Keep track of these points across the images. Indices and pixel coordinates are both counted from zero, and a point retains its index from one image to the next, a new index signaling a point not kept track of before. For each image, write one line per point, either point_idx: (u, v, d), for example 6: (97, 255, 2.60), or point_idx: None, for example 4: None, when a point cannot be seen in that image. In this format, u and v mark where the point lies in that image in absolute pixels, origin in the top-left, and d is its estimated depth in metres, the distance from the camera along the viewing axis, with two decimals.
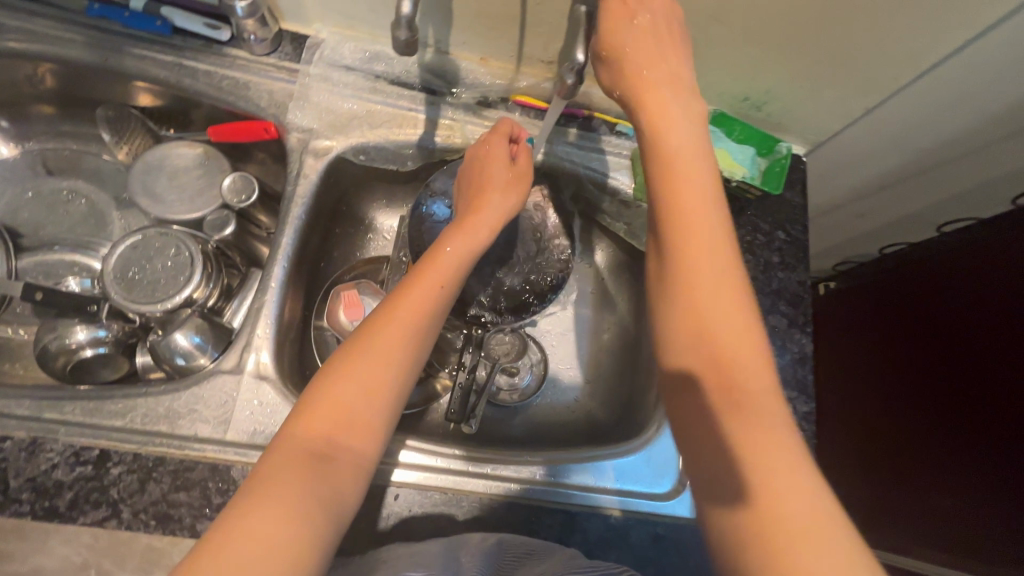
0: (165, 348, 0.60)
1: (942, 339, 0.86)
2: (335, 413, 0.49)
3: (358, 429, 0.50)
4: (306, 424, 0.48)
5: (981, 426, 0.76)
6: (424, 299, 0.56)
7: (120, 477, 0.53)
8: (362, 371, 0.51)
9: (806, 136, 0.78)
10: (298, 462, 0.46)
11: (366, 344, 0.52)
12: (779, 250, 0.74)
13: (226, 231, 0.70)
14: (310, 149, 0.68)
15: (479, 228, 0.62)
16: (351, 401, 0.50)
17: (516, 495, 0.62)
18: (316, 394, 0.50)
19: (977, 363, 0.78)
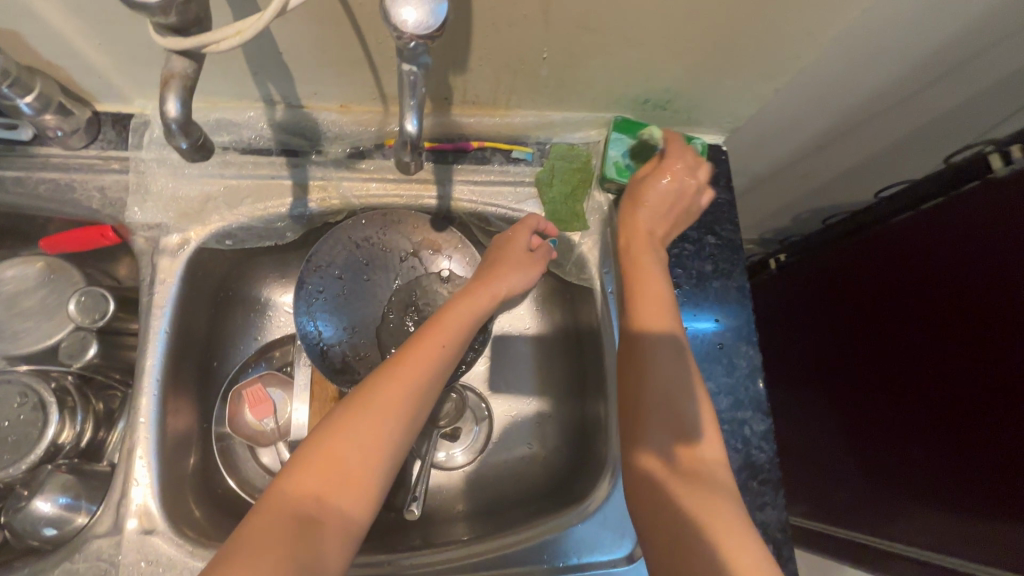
0: (25, 520, 0.50)
1: (890, 307, 0.83)
2: (330, 470, 0.43)
3: (350, 490, 0.43)
4: (295, 483, 0.42)
5: (950, 392, 0.74)
6: (430, 353, 0.50)
7: None
8: (360, 425, 0.45)
9: (721, 124, 0.71)
10: (283, 526, 0.40)
11: (370, 398, 0.46)
12: (710, 257, 0.68)
13: (90, 353, 0.60)
14: (163, 249, 0.59)
15: (480, 295, 0.56)
16: (346, 458, 0.44)
17: None
18: (314, 441, 0.45)
19: (932, 328, 0.76)
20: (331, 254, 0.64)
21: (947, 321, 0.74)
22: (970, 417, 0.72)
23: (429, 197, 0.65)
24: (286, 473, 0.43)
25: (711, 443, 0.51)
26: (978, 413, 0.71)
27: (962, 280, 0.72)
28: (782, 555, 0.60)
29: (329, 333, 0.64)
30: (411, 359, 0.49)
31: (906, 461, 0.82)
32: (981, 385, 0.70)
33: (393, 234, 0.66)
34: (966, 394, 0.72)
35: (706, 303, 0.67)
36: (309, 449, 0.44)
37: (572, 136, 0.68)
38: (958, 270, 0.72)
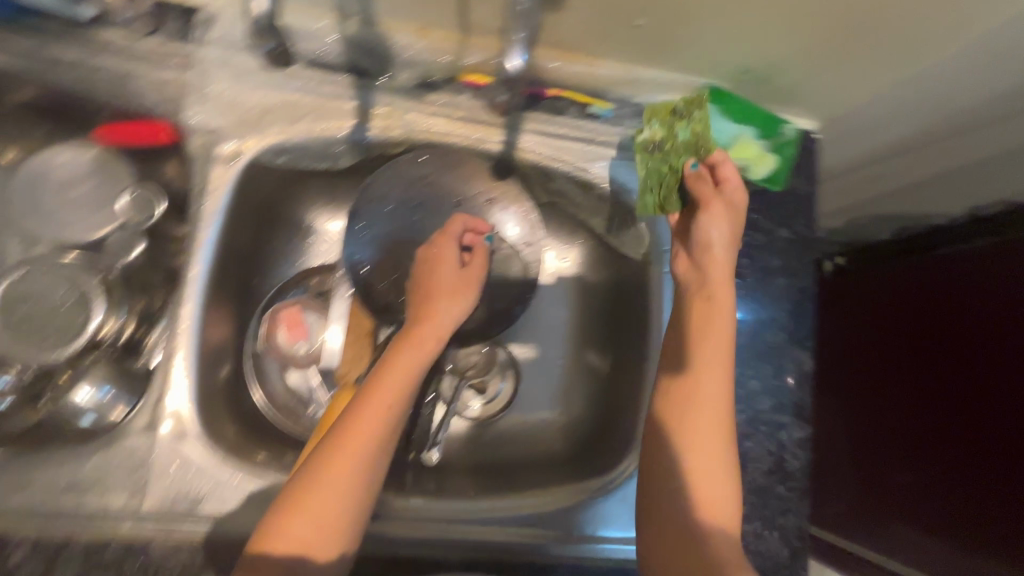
0: (68, 404, 0.53)
1: (887, 321, 0.72)
2: (326, 483, 0.46)
3: (330, 533, 0.45)
4: (280, 527, 0.45)
5: (990, 445, 0.58)
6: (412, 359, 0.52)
7: (22, 564, 0.47)
8: (336, 466, 0.46)
9: (819, 109, 0.65)
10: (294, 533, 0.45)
11: (341, 436, 0.47)
12: (780, 252, 0.64)
13: (134, 253, 0.60)
14: (216, 156, 0.57)
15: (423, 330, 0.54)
16: (326, 501, 0.46)
17: (449, 547, 0.58)
18: (283, 505, 0.46)
19: (915, 341, 0.68)
20: (384, 190, 0.63)
21: (927, 332, 0.66)
22: (926, 439, 0.65)
23: (493, 142, 0.61)
24: (270, 516, 0.46)
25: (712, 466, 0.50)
26: (949, 443, 0.62)
27: (968, 293, 0.61)
28: (796, 561, 0.60)
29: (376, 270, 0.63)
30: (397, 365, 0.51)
31: (870, 497, 0.71)
32: (951, 408, 0.62)
33: (450, 176, 0.64)
34: (987, 441, 0.58)
35: (767, 301, 0.63)
36: (288, 493, 0.46)
37: (655, 98, 0.62)
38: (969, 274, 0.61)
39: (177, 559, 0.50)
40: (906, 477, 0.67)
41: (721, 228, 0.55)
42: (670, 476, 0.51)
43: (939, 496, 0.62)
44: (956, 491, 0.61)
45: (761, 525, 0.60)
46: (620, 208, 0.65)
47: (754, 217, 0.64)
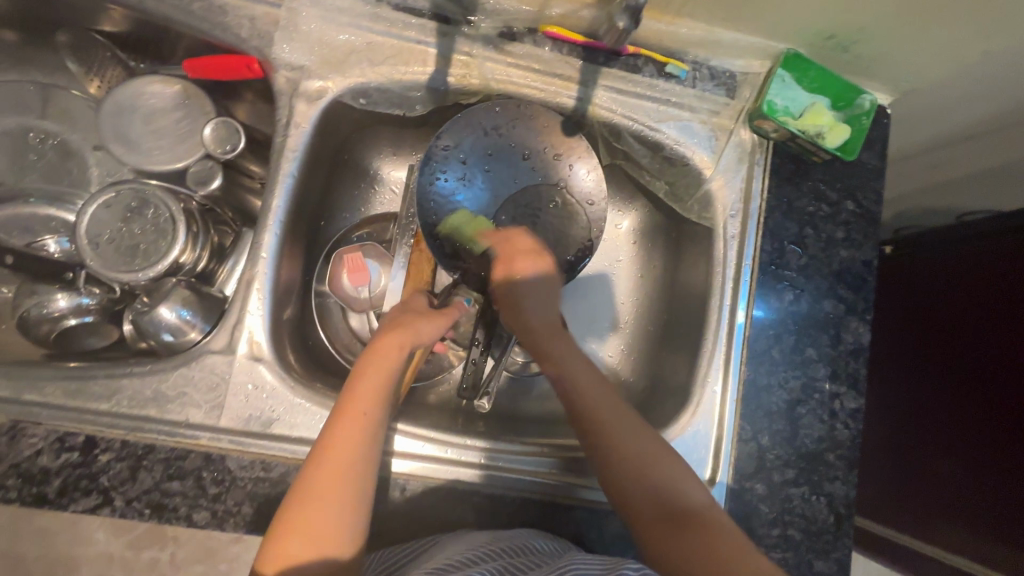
0: (150, 323, 0.55)
1: (895, 343, 0.82)
2: (317, 501, 0.42)
3: (337, 535, 0.42)
4: (287, 539, 0.41)
5: (999, 433, 0.66)
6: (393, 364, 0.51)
7: (109, 466, 0.50)
8: (333, 464, 0.44)
9: (895, 83, 0.65)
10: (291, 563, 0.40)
11: (331, 438, 0.45)
12: (845, 224, 0.64)
13: (212, 186, 0.62)
14: (301, 92, 0.58)
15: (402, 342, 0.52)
16: (328, 501, 0.43)
17: (504, 487, 0.58)
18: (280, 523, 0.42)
19: (921, 359, 0.77)
20: (458, 135, 0.62)
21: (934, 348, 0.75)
22: (951, 437, 0.72)
23: (567, 97, 0.62)
24: (270, 537, 0.41)
25: (648, 444, 0.52)
26: (975, 436, 0.69)
27: (968, 312, 0.71)
28: (842, 528, 0.60)
29: (442, 214, 0.64)
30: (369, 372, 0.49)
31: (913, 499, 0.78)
32: (971, 405, 0.70)
33: (523, 128, 0.64)
34: (1005, 431, 0.66)
35: (828, 271, 0.63)
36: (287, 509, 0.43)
37: (731, 63, 0.63)
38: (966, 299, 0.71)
39: (250, 474, 0.51)
40: (942, 476, 0.73)
41: (540, 271, 0.58)
42: (625, 462, 0.51)
43: (981, 484, 0.68)
44: (977, 468, 0.68)
45: (809, 489, 0.60)
46: (687, 171, 0.66)
47: (820, 187, 0.64)
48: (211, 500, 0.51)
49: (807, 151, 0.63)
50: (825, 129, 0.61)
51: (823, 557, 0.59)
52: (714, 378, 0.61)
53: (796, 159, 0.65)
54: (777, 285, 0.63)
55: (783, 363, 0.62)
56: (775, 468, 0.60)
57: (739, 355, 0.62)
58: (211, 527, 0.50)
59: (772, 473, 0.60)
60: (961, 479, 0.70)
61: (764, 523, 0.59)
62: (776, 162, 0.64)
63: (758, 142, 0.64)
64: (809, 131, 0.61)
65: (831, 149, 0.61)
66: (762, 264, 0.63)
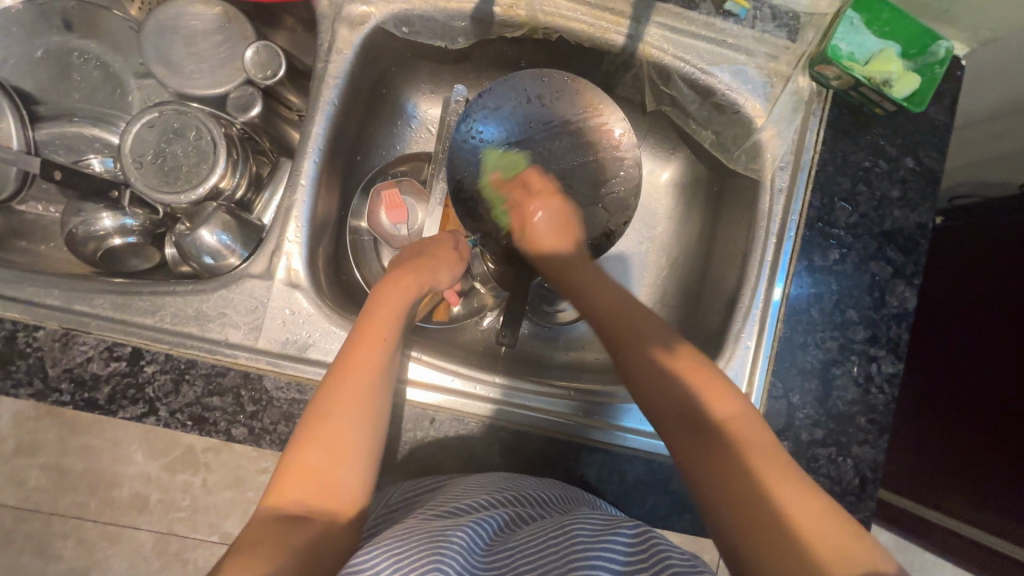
0: (192, 245, 0.56)
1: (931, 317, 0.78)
2: (321, 438, 0.44)
3: (342, 467, 0.43)
4: (301, 457, 0.43)
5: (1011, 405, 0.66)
6: (400, 301, 0.52)
7: (153, 377, 0.51)
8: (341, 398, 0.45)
9: (975, 30, 0.60)
10: (295, 501, 0.42)
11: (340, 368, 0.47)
12: (902, 182, 0.61)
13: (253, 112, 0.61)
14: (344, 16, 0.57)
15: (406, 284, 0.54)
16: (333, 432, 0.44)
17: (525, 426, 0.59)
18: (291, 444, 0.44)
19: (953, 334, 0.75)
20: (500, 98, 0.62)
21: (966, 324, 0.73)
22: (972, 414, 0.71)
23: (617, 33, 0.59)
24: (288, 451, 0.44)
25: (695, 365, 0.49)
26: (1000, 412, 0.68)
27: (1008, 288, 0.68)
28: (867, 491, 0.59)
29: (469, 172, 0.63)
30: (377, 315, 0.51)
31: (934, 469, 0.78)
32: (985, 376, 0.70)
33: (566, 102, 0.63)
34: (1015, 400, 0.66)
35: (879, 230, 0.61)
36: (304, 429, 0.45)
37: (797, 3, 0.59)
38: (1005, 277, 0.68)
39: (286, 395, 0.53)
40: (964, 448, 0.72)
41: (553, 209, 0.60)
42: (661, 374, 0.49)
43: (1004, 460, 0.67)
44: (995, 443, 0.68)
45: (836, 450, 0.59)
46: (738, 119, 0.63)
47: (880, 142, 0.61)
48: (248, 417, 0.52)
49: (869, 102, 0.59)
50: (891, 78, 0.57)
51: None
52: (748, 333, 0.60)
53: (856, 110, 0.61)
54: (823, 243, 0.60)
55: (822, 322, 0.60)
56: (804, 427, 0.59)
57: (776, 314, 0.60)
58: (248, 443, 0.52)
59: (800, 431, 0.59)
60: (982, 451, 0.70)
61: None
62: (834, 112, 0.61)
63: (817, 91, 0.61)
64: (874, 79, 0.57)
65: (897, 100, 0.57)
66: (809, 220, 0.60)
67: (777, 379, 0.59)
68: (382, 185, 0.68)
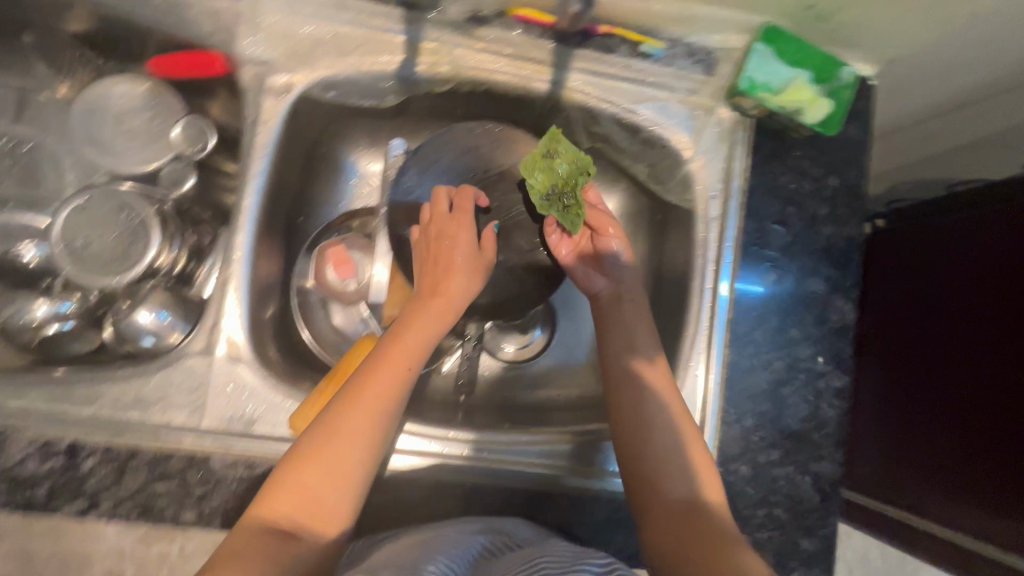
0: (129, 327, 0.56)
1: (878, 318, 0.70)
2: (323, 457, 0.45)
3: (337, 488, 0.45)
4: (299, 467, 0.45)
5: None
6: (427, 324, 0.52)
7: (94, 470, 0.51)
8: (354, 420, 0.46)
9: (879, 51, 0.63)
10: (286, 512, 0.44)
11: (358, 385, 0.48)
12: (829, 200, 0.63)
13: (185, 186, 0.62)
14: (268, 88, 0.57)
15: (428, 304, 0.53)
16: (340, 453, 0.45)
17: (487, 478, 0.58)
18: (295, 450, 0.46)
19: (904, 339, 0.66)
20: (437, 152, 0.64)
21: (918, 327, 0.65)
22: None
23: (541, 80, 0.61)
24: (290, 460, 0.45)
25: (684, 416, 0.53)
26: (981, 440, 0.56)
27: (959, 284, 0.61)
28: (828, 506, 0.60)
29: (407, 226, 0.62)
30: (405, 336, 0.51)
31: None
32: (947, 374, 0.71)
33: (502, 150, 0.64)
34: None
35: (813, 248, 0.62)
36: (308, 439, 0.46)
37: (709, 38, 0.61)
38: (957, 274, 0.61)
39: (236, 472, 0.52)
40: None
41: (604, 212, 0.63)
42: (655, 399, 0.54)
43: (938, 472, 0.61)
44: None
45: (794, 469, 0.60)
46: (667, 152, 0.64)
47: (804, 163, 0.63)
48: (197, 499, 0.51)
49: (789, 127, 0.62)
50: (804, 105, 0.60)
51: (808, 534, 0.59)
52: (696, 362, 0.61)
53: (778, 135, 0.63)
54: (759, 266, 0.62)
55: (767, 343, 0.61)
56: (760, 449, 0.60)
57: (724, 311, 0.61)
58: (199, 526, 0.51)
59: (757, 454, 0.60)
60: None
61: (749, 504, 0.59)
62: (757, 139, 0.63)
63: (738, 120, 0.63)
64: (786, 108, 0.60)
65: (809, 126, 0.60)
66: (743, 245, 0.62)
67: (729, 404, 0.60)
68: (328, 244, 0.68)
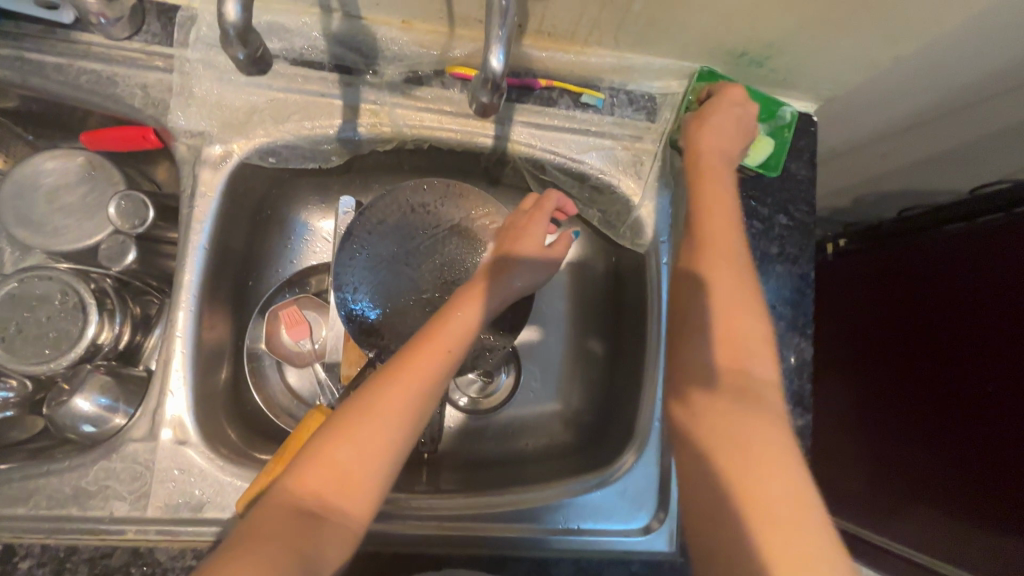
0: (64, 417, 0.53)
1: (903, 341, 0.75)
2: (365, 427, 0.42)
3: (370, 469, 0.42)
4: (340, 438, 0.42)
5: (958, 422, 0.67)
6: (475, 307, 0.50)
7: (30, 572, 0.49)
8: (399, 391, 0.44)
9: (816, 90, 0.64)
10: (318, 487, 0.40)
11: (408, 356, 0.46)
12: (779, 238, 0.63)
13: (128, 259, 0.59)
14: (204, 159, 0.56)
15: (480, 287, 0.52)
16: (384, 427, 0.43)
17: (453, 546, 0.56)
18: (335, 420, 0.43)
19: (908, 369, 0.74)
20: (383, 212, 0.62)
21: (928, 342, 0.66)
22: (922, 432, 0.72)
23: (483, 135, 0.60)
24: (331, 429, 0.43)
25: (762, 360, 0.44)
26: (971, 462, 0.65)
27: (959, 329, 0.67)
28: None
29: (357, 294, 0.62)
30: (454, 313, 0.49)
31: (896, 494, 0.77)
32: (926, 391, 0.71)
33: (450, 205, 0.64)
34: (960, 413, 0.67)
35: (766, 288, 0.62)
36: (349, 408, 0.44)
37: (649, 86, 0.62)
38: (951, 322, 0.69)
39: (182, 563, 0.50)
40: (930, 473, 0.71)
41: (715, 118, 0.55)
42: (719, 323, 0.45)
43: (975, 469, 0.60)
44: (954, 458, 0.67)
45: None
46: (617, 199, 0.64)
47: (752, 203, 0.63)
48: None
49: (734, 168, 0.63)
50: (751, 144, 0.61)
51: None
52: (656, 410, 0.60)
53: None
54: None
55: None
56: None
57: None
58: None
59: None
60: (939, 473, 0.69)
61: None
62: None
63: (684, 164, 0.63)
64: None
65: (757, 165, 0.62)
66: None
67: None
68: (279, 309, 0.66)
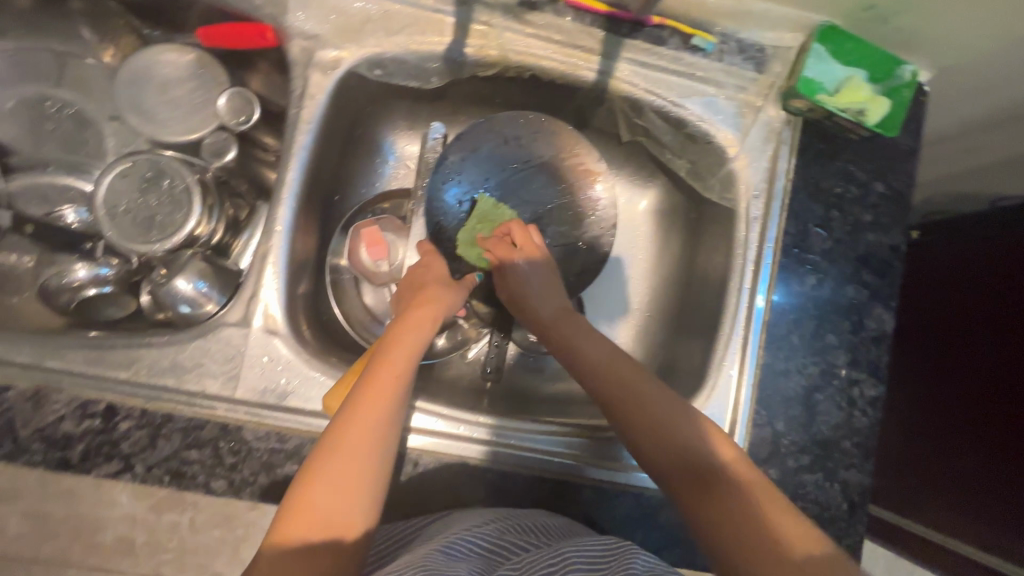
0: (166, 294, 0.56)
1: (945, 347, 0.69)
2: (331, 470, 0.41)
3: (357, 498, 0.41)
4: (312, 484, 0.40)
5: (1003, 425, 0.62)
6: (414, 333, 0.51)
7: (129, 432, 0.51)
8: (359, 424, 0.43)
9: (933, 58, 0.61)
10: (303, 538, 0.38)
11: (359, 392, 0.45)
12: (874, 207, 0.62)
13: (226, 158, 0.62)
14: (316, 63, 0.57)
15: (422, 317, 0.52)
16: (354, 460, 0.41)
17: (515, 467, 0.58)
18: (298, 478, 0.41)
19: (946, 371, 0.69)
20: (478, 139, 0.63)
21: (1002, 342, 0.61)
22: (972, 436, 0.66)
23: (588, 69, 0.60)
24: (297, 482, 0.41)
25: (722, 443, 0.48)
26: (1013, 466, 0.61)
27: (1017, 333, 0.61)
28: (855, 517, 0.59)
29: (446, 215, 0.64)
30: (398, 341, 0.49)
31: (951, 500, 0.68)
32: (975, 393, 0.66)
33: (545, 139, 0.64)
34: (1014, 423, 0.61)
35: (854, 255, 0.61)
36: (313, 457, 0.42)
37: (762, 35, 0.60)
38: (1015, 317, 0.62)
39: (266, 444, 0.52)
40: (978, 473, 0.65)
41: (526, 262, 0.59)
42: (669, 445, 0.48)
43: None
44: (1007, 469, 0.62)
45: (822, 476, 0.59)
46: (712, 149, 0.63)
47: (850, 167, 0.62)
48: (228, 469, 0.52)
49: (841, 129, 0.61)
50: (864, 103, 0.59)
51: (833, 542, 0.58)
52: (730, 361, 0.60)
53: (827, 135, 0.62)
54: (799, 270, 0.61)
55: (802, 348, 0.61)
56: (790, 453, 0.59)
57: (761, 312, 0.60)
58: (228, 495, 0.51)
59: (785, 458, 0.59)
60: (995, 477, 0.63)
61: None
62: (804, 139, 0.62)
63: (786, 120, 0.62)
64: (847, 110, 0.58)
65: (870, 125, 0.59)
66: (784, 247, 0.61)
67: (761, 407, 0.60)
68: (360, 224, 0.66)
